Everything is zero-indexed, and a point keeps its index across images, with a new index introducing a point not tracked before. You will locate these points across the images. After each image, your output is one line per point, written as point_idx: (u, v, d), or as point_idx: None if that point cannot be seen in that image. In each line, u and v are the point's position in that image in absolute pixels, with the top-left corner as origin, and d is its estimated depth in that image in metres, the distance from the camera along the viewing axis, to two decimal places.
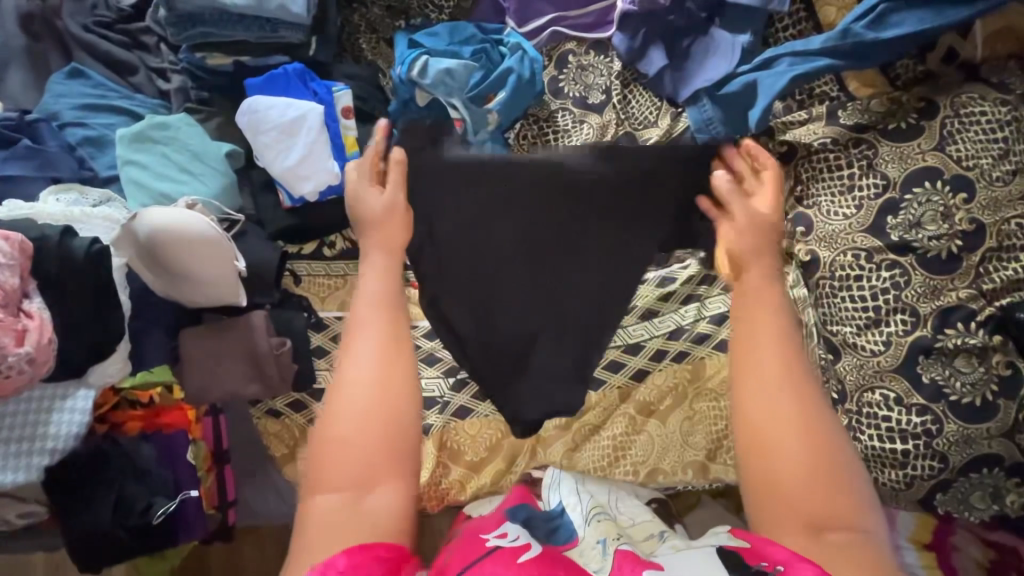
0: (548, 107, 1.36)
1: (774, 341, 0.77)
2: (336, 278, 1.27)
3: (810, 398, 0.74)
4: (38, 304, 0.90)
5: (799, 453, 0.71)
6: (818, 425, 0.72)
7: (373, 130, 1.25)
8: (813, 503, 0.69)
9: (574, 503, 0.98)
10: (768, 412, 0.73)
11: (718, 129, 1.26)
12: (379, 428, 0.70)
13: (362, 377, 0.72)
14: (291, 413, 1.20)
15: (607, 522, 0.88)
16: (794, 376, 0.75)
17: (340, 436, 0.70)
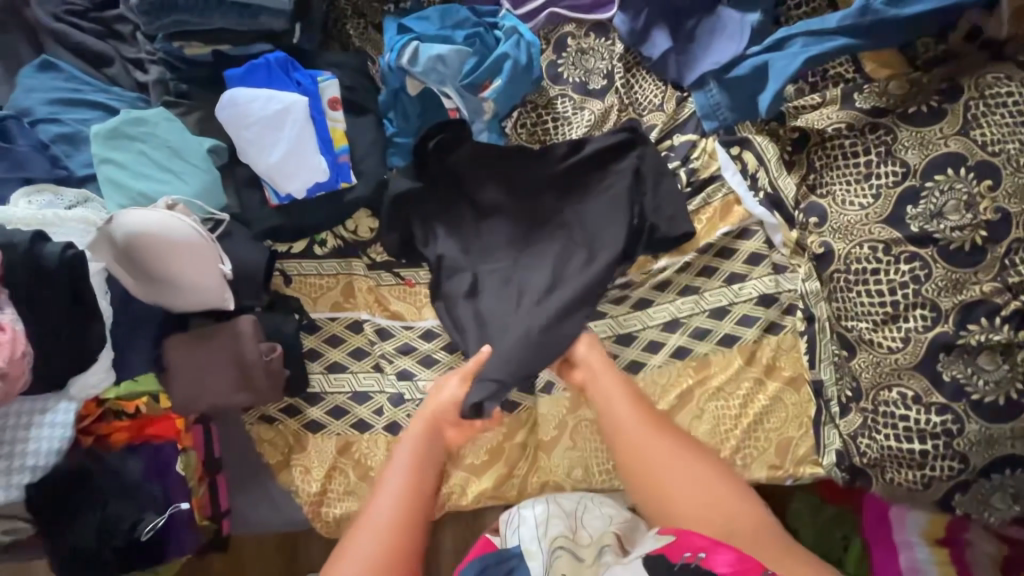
0: (547, 93, 1.29)
1: (620, 394, 0.98)
2: (328, 277, 1.23)
3: (668, 439, 0.92)
4: (10, 316, 0.85)
5: (681, 487, 0.87)
6: (686, 458, 0.90)
7: (362, 122, 1.18)
8: (715, 514, 0.85)
9: (536, 552, 0.85)
10: (641, 471, 0.90)
11: (725, 114, 1.22)
12: (399, 526, 0.84)
13: (392, 491, 0.88)
14: (285, 419, 1.17)
15: (561, 560, 0.83)
16: (646, 427, 0.93)
17: (358, 540, 0.83)
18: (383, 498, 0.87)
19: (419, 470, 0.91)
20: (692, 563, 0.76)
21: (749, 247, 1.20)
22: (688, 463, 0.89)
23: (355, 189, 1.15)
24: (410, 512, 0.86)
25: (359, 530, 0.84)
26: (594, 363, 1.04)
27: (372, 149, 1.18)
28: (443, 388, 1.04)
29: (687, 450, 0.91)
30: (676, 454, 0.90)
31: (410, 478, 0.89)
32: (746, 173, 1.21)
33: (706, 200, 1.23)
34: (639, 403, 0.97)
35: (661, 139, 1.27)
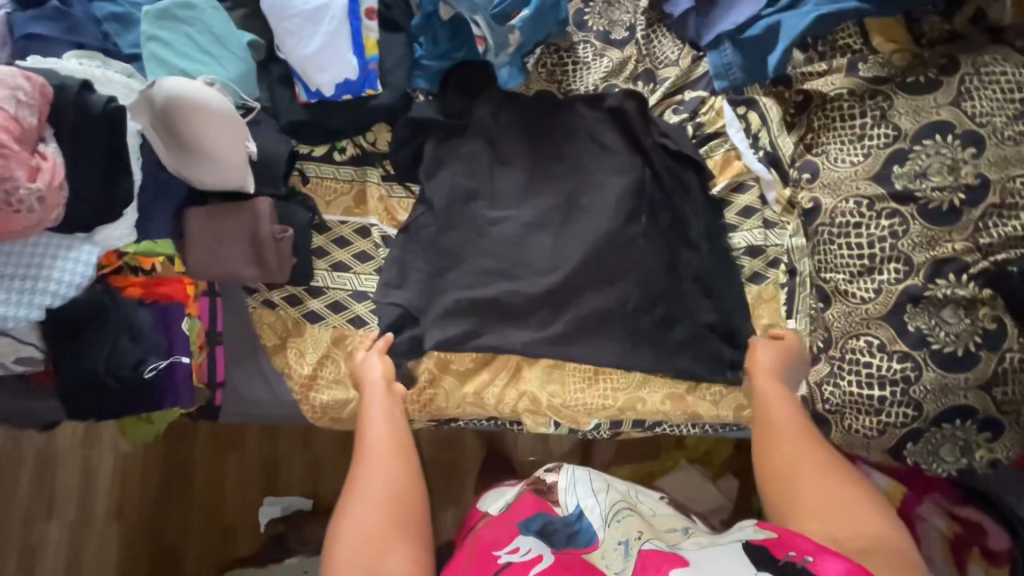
0: (570, 38, 1.35)
1: (785, 408, 1.05)
2: (343, 183, 1.31)
3: (823, 448, 0.97)
4: (53, 149, 0.92)
5: (809, 488, 0.90)
6: (813, 474, 0.92)
7: (393, 38, 1.26)
8: (844, 522, 0.85)
9: (593, 505, 0.93)
10: (784, 466, 0.95)
11: (735, 75, 1.29)
12: (395, 472, 0.99)
13: (375, 444, 1.03)
14: (286, 306, 1.24)
15: (629, 520, 0.91)
16: (798, 434, 0.99)
17: (368, 487, 0.96)
18: (376, 453, 1.02)
19: (396, 427, 1.07)
20: (799, 561, 0.75)
21: (745, 200, 1.27)
22: (831, 468, 0.93)
23: (379, 97, 1.22)
24: (393, 458, 1.01)
25: (358, 479, 0.98)
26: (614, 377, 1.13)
27: (400, 63, 1.25)
28: (368, 365, 1.16)
29: (834, 463, 0.94)
30: (827, 461, 0.94)
31: (390, 433, 1.05)
32: (748, 132, 1.28)
33: (708, 153, 1.30)
34: (801, 415, 1.04)
35: (673, 92, 1.33)
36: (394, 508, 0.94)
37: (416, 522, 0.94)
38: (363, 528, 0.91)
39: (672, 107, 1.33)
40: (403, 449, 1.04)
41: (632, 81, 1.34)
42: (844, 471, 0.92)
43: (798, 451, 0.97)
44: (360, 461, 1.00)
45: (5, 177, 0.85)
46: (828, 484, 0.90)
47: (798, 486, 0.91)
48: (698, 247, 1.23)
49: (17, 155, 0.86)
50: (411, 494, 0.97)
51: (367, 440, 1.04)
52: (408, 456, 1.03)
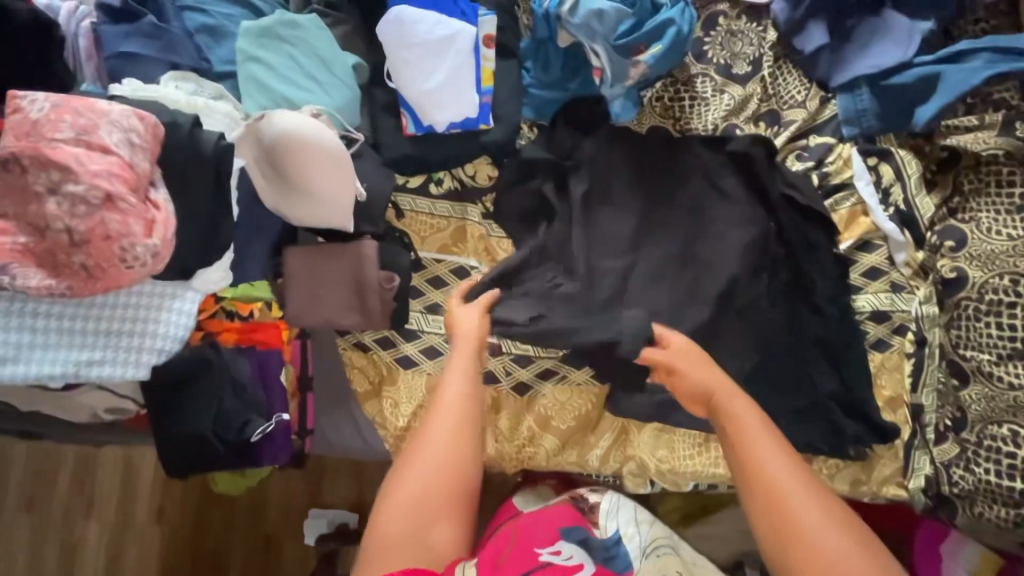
0: (689, 70, 1.25)
1: (774, 448, 0.84)
2: (439, 219, 1.22)
3: (837, 515, 0.78)
4: (164, 195, 0.83)
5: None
6: (844, 528, 0.77)
7: (505, 67, 1.16)
8: None
9: (633, 534, 0.97)
10: (823, 563, 0.75)
11: (870, 122, 1.19)
12: (459, 439, 0.89)
13: (450, 399, 0.91)
14: (378, 349, 1.16)
15: (669, 558, 0.95)
16: (781, 495, 0.79)
17: (424, 448, 0.87)
18: (446, 409, 0.90)
19: (472, 388, 0.94)
20: None
21: (870, 260, 1.19)
22: (880, 567, 0.75)
23: (492, 133, 1.12)
24: (467, 426, 0.90)
25: (421, 437, 0.89)
26: (716, 407, 0.91)
27: (512, 94, 1.15)
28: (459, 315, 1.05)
29: (878, 554, 0.76)
30: (846, 536, 0.76)
31: (467, 388, 0.93)
32: (879, 186, 1.20)
33: (833, 206, 1.21)
34: (793, 458, 0.83)
35: (796, 137, 1.24)
36: (435, 508, 0.84)
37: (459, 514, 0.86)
38: (404, 503, 0.84)
39: (795, 153, 1.23)
40: (470, 410, 0.91)
41: (752, 122, 1.25)
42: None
43: (804, 490, 0.80)
44: (427, 418, 0.90)
45: (121, 234, 0.77)
46: (862, 572, 0.74)
47: (819, 535, 0.76)
48: (824, 311, 1.14)
49: (134, 208, 0.78)
50: (462, 477, 0.87)
51: (440, 401, 0.91)
52: (471, 437, 0.89)
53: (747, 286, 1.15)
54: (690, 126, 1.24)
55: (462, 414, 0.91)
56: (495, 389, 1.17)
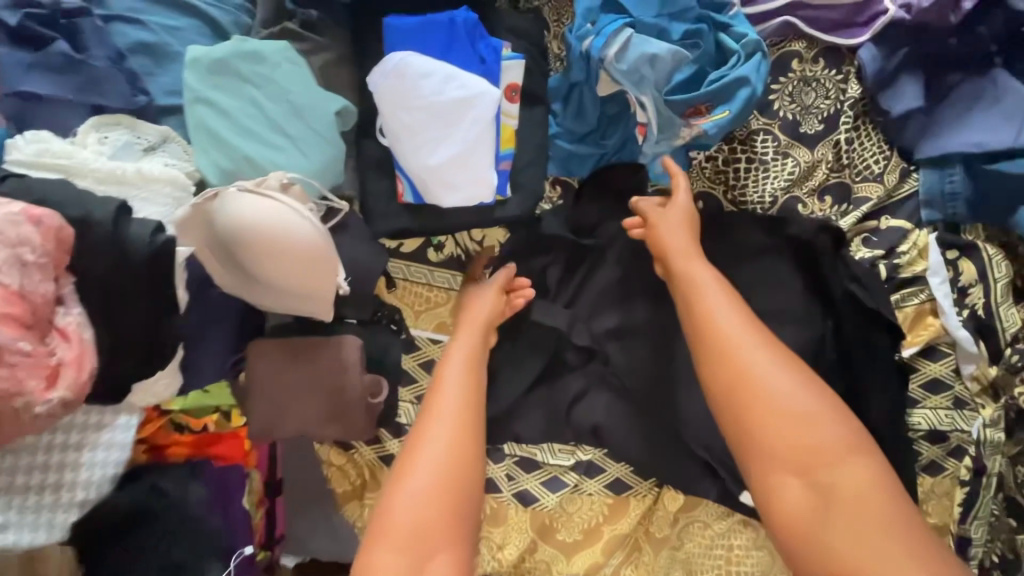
0: (749, 125, 1.04)
1: (720, 297, 0.86)
2: (438, 291, 1.02)
3: (784, 360, 0.80)
4: (77, 318, 0.63)
5: (790, 412, 0.77)
6: (789, 367, 0.80)
7: (530, 117, 0.94)
8: (822, 448, 0.75)
9: None
10: (762, 408, 0.78)
11: (956, 208, 1.01)
12: (457, 450, 0.79)
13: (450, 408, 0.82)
14: (362, 448, 0.99)
15: None
16: (724, 345, 0.82)
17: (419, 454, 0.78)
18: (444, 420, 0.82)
19: (475, 391, 0.85)
20: None
21: (934, 370, 1.03)
22: (815, 403, 0.78)
23: (508, 206, 0.91)
24: (465, 430, 0.81)
25: (419, 448, 0.79)
26: (682, 258, 0.90)
27: (537, 155, 0.93)
28: (478, 299, 0.94)
29: (822, 395, 0.79)
30: (799, 380, 0.78)
31: (467, 396, 0.84)
32: (955, 284, 1.02)
33: (896, 304, 1.03)
34: (743, 311, 0.85)
35: (866, 216, 1.05)
36: (442, 510, 0.75)
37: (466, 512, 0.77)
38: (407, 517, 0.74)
39: (863, 236, 1.05)
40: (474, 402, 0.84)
41: (816, 195, 1.04)
42: (831, 407, 0.78)
43: (755, 341, 0.82)
44: (425, 423, 0.81)
45: (13, 393, 0.58)
46: (807, 410, 0.77)
47: (773, 384, 0.78)
48: (877, 431, 0.99)
49: (30, 357, 0.58)
50: (464, 489, 0.77)
51: (438, 407, 0.82)
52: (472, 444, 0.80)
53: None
54: (745, 196, 1.04)
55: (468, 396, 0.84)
56: (495, 498, 1.02)
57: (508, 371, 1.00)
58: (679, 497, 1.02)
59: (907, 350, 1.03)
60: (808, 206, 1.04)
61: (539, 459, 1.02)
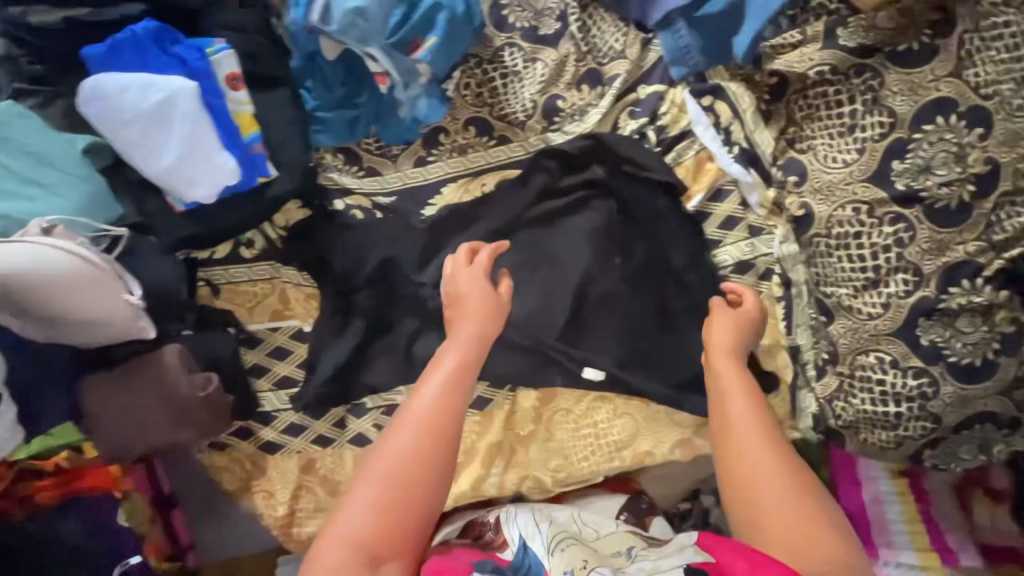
0: (492, 44, 1.10)
1: (725, 330, 0.99)
2: (262, 284, 1.10)
3: (739, 365, 0.95)
4: None
5: (738, 417, 0.88)
6: (746, 383, 0.93)
7: (273, 98, 0.99)
8: (743, 433, 0.86)
9: (535, 534, 0.84)
10: (732, 440, 0.86)
11: (695, 58, 1.08)
12: (435, 455, 0.79)
13: (419, 410, 0.82)
14: (237, 443, 1.09)
15: (573, 549, 0.79)
16: (724, 389, 0.93)
17: (390, 444, 0.79)
18: (410, 420, 0.81)
19: (456, 395, 0.84)
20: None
21: (724, 210, 1.11)
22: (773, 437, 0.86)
23: (277, 184, 0.97)
24: (430, 445, 0.79)
25: (394, 434, 0.80)
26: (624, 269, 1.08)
27: (290, 129, 0.99)
28: (465, 278, 0.99)
29: (758, 398, 0.91)
30: (746, 392, 0.91)
31: (443, 403, 0.83)
32: (719, 127, 1.10)
33: (676, 160, 1.12)
34: (738, 326, 1.00)
35: (624, 92, 1.12)
36: (383, 517, 0.74)
37: (410, 529, 0.75)
38: (360, 525, 0.73)
39: (627, 110, 1.12)
40: (449, 412, 0.82)
41: (574, 86, 1.11)
42: (756, 406, 0.89)
43: (736, 349, 0.97)
44: (397, 421, 0.82)
45: None
46: (729, 387, 0.92)
47: (732, 395, 0.91)
48: (683, 280, 1.09)
49: None
50: (412, 492, 0.76)
51: (413, 409, 0.82)
52: (439, 459, 0.79)
53: (601, 273, 1.08)
54: (508, 108, 1.11)
55: (447, 406, 0.82)
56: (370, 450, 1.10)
57: (343, 334, 1.07)
58: (532, 392, 1.11)
59: (694, 199, 1.11)
60: (567, 100, 1.11)
61: (399, 403, 1.10)
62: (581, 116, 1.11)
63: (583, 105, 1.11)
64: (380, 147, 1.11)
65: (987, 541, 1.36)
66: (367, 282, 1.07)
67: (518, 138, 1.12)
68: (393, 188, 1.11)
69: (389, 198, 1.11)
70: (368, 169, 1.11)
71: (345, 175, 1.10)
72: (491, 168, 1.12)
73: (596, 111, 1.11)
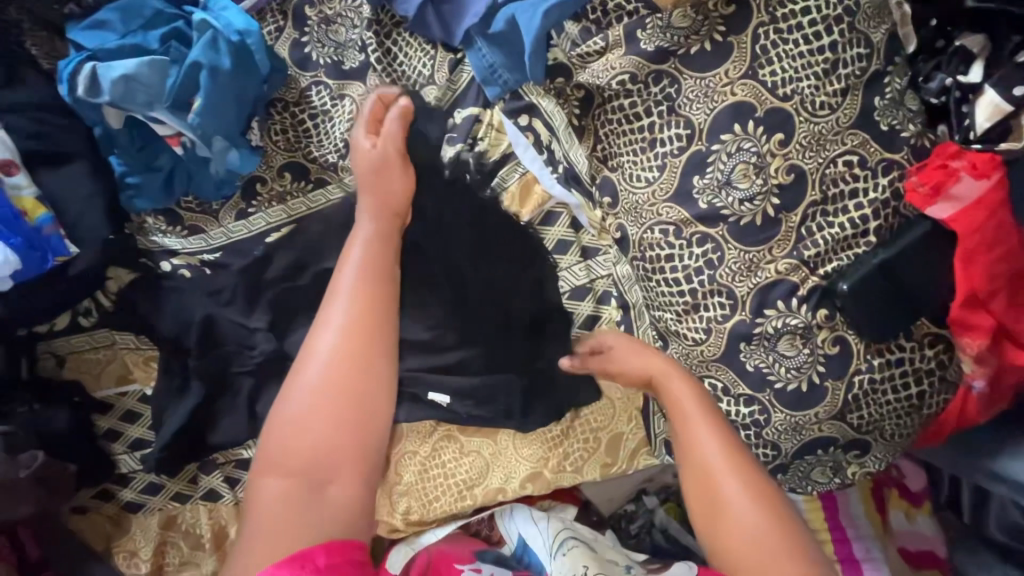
0: (297, 85, 1.06)
1: (649, 354, 0.93)
2: (104, 349, 1.12)
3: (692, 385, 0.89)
4: None
5: (700, 442, 0.85)
6: (700, 402, 0.87)
7: (69, 173, 0.99)
8: (708, 464, 0.84)
9: (535, 535, 1.02)
10: (701, 470, 0.84)
11: (503, 77, 1.00)
12: (309, 416, 0.89)
13: (320, 360, 0.91)
14: (100, 504, 1.12)
15: (576, 552, 0.95)
16: (682, 417, 0.87)
17: (282, 443, 0.88)
18: (311, 368, 0.91)
19: (363, 327, 0.92)
20: None
21: (555, 234, 1.05)
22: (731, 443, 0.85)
23: (78, 261, 0.99)
24: (322, 401, 0.89)
25: (283, 404, 0.90)
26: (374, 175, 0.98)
27: (88, 203, 0.99)
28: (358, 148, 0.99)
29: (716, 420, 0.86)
30: (705, 412, 0.87)
31: (343, 335, 0.92)
32: (539, 146, 1.01)
33: (501, 185, 1.05)
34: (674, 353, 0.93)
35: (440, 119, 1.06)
36: (295, 476, 0.86)
37: (325, 469, 0.88)
38: (260, 523, 0.84)
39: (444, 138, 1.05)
40: (368, 314, 0.93)
41: None
42: (715, 426, 0.86)
43: (676, 372, 0.90)
44: (295, 376, 0.91)
45: None
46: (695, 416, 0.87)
47: (692, 418, 0.87)
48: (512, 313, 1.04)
49: None
50: (313, 458, 0.87)
51: (305, 372, 0.90)
52: (358, 387, 0.90)
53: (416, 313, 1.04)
54: (319, 150, 1.07)
55: (345, 345, 0.91)
56: (225, 502, 1.12)
57: (178, 396, 1.07)
58: None
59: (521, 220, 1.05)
60: None
61: (248, 456, 1.11)
62: None
63: None
64: (201, 204, 1.09)
65: (904, 546, 1.16)
66: (193, 342, 1.06)
67: (336, 179, 1.08)
68: (218, 241, 1.09)
69: (214, 255, 1.09)
70: (191, 227, 1.09)
71: (170, 237, 1.09)
72: (313, 213, 1.08)
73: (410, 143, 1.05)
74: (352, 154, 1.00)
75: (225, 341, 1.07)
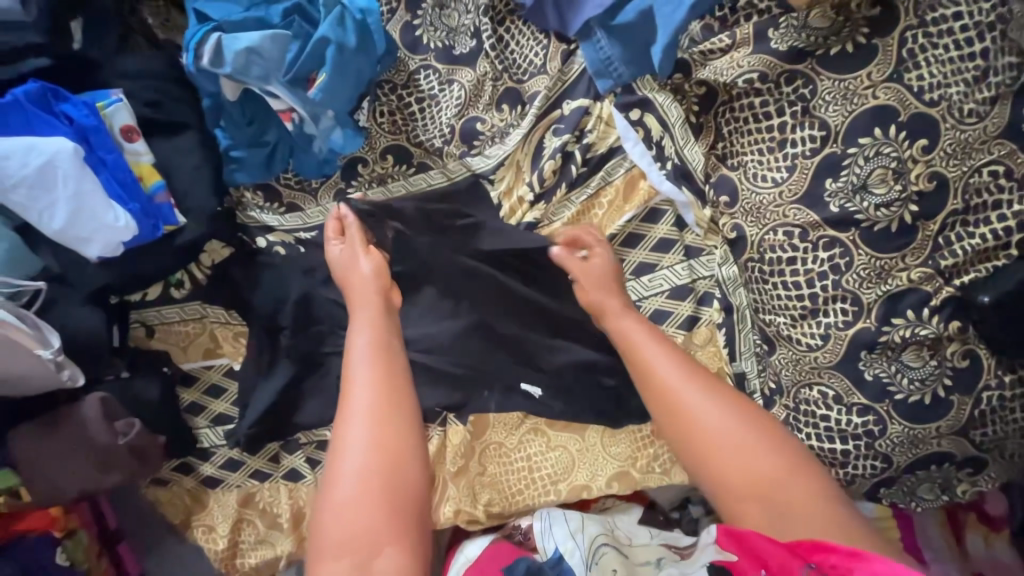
0: (406, 68, 1.06)
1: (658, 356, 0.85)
2: (193, 322, 1.11)
3: (702, 385, 0.81)
4: None
5: (721, 440, 0.76)
6: (716, 401, 0.79)
7: (181, 143, 1.00)
8: (742, 467, 0.74)
9: (572, 547, 0.86)
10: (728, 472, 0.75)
11: (619, 70, 0.99)
12: (356, 473, 0.73)
13: (356, 409, 0.78)
14: (179, 478, 1.10)
15: (606, 558, 0.81)
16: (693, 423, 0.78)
17: (330, 509, 0.71)
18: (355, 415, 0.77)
19: (387, 374, 0.81)
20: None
21: (659, 232, 1.03)
22: (783, 456, 0.75)
23: (185, 232, 0.99)
24: (373, 458, 0.74)
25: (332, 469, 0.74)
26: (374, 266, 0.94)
27: (199, 175, 0.99)
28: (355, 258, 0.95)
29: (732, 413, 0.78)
30: (720, 409, 0.78)
31: (374, 385, 0.80)
32: (649, 142, 1.00)
33: (606, 179, 1.04)
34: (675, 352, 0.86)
35: (548, 109, 1.04)
36: (355, 543, 0.68)
37: (382, 531, 0.70)
38: None
39: (551, 128, 1.04)
40: (388, 366, 0.82)
41: (494, 107, 1.06)
42: (739, 422, 0.77)
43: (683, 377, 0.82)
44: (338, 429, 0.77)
45: None
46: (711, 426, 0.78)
47: (712, 425, 0.78)
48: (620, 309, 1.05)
49: None
50: (364, 523, 0.70)
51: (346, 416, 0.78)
52: (397, 430, 0.77)
53: (512, 309, 1.03)
54: (425, 134, 1.07)
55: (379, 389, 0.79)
56: (303, 483, 1.10)
57: (268, 374, 1.06)
58: (461, 428, 1.05)
59: (625, 215, 1.03)
60: (488, 123, 1.06)
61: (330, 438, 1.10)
62: (502, 138, 1.05)
63: (504, 126, 1.05)
64: (300, 182, 1.09)
65: None
66: (288, 319, 1.05)
67: (438, 164, 1.08)
68: (315, 220, 1.09)
69: (311, 233, 1.09)
70: (290, 205, 1.09)
71: (267, 213, 1.08)
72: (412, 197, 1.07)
73: (517, 132, 1.04)
74: (328, 264, 0.99)
75: (319, 319, 1.06)
